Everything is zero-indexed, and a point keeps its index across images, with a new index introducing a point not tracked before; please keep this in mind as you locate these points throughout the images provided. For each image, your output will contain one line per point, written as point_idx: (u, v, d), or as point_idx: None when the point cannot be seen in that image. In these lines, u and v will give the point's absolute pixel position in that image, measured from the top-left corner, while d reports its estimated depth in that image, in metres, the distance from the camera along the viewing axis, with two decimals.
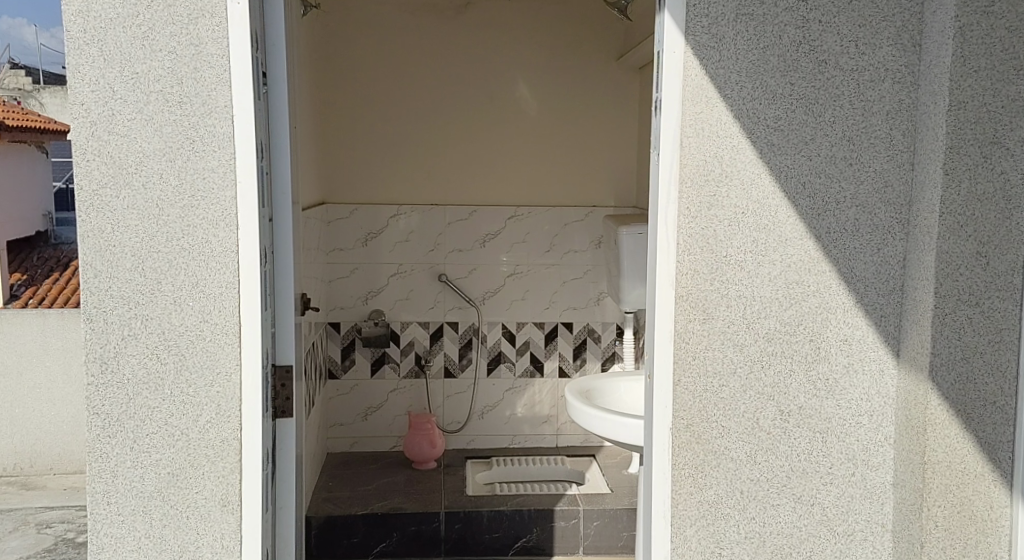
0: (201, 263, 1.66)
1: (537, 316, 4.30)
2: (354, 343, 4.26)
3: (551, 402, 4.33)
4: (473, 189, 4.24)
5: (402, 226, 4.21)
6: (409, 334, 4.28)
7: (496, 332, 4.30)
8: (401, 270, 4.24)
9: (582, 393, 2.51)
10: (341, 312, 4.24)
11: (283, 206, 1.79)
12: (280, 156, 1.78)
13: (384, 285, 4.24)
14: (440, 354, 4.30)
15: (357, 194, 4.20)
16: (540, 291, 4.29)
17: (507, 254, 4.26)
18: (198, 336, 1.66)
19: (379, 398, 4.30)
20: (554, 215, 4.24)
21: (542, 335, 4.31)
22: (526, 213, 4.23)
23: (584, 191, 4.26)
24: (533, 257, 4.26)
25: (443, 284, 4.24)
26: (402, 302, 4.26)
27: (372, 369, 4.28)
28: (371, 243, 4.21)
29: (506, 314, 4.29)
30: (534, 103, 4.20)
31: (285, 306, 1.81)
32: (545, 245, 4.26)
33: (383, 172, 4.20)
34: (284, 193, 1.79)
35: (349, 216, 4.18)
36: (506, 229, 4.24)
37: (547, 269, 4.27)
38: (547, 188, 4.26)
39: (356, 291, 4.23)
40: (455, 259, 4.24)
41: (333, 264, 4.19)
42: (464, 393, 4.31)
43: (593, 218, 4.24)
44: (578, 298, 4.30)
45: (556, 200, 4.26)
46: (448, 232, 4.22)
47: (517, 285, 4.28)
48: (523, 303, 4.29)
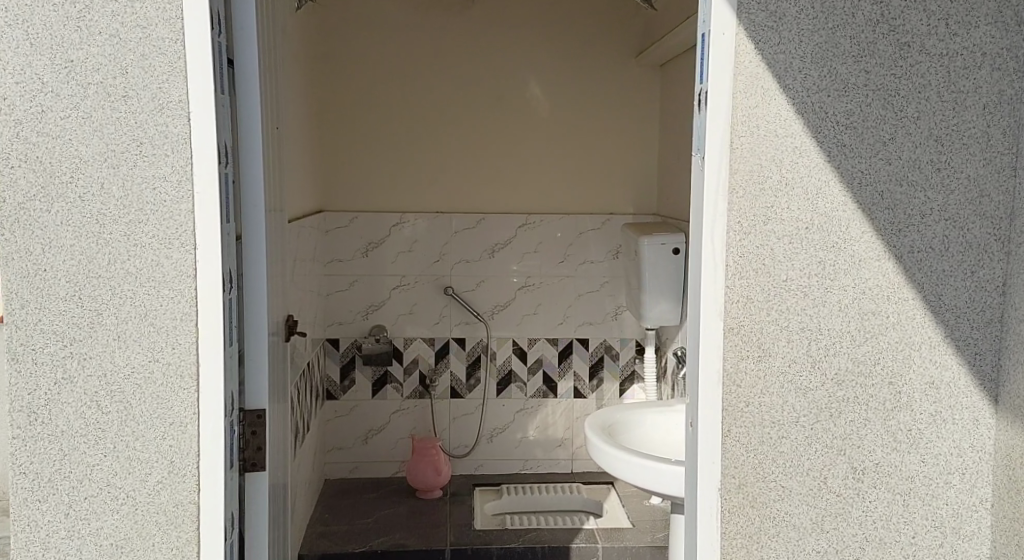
0: (151, 291, 1.38)
1: (549, 332, 4.01)
2: (354, 361, 3.98)
3: (565, 424, 4.04)
4: (481, 196, 3.95)
5: (405, 236, 3.93)
6: (413, 352, 4.00)
7: (505, 350, 4.01)
8: (404, 282, 3.95)
9: (603, 431, 2.23)
10: (340, 328, 3.96)
11: (253, 221, 1.52)
12: (251, 162, 1.51)
13: (386, 299, 3.96)
14: (446, 373, 4.01)
15: (357, 202, 3.92)
16: (553, 304, 4.00)
17: (517, 265, 3.97)
18: (147, 379, 1.39)
19: (380, 420, 4.02)
20: (568, 224, 3.95)
21: (555, 352, 4.02)
22: (538, 222, 3.94)
23: (600, 197, 3.97)
24: (546, 269, 3.98)
25: (449, 298, 3.96)
26: (405, 317, 3.98)
27: (373, 389, 4.00)
28: (372, 254, 3.93)
29: (517, 330, 4.00)
30: (546, 103, 3.91)
31: (257, 338, 1.54)
32: (559, 256, 3.97)
33: (385, 178, 3.92)
34: (255, 206, 1.51)
35: (348, 225, 3.90)
36: (517, 238, 3.95)
37: (561, 281, 3.98)
38: (560, 195, 3.97)
39: (356, 305, 3.95)
40: (462, 271, 3.96)
41: (331, 276, 3.91)
42: (472, 414, 4.02)
43: (610, 226, 3.95)
44: (594, 313, 4.00)
45: (569, 208, 3.97)
46: (455, 242, 3.94)
47: (529, 298, 3.99)
48: (535, 318, 4.00)
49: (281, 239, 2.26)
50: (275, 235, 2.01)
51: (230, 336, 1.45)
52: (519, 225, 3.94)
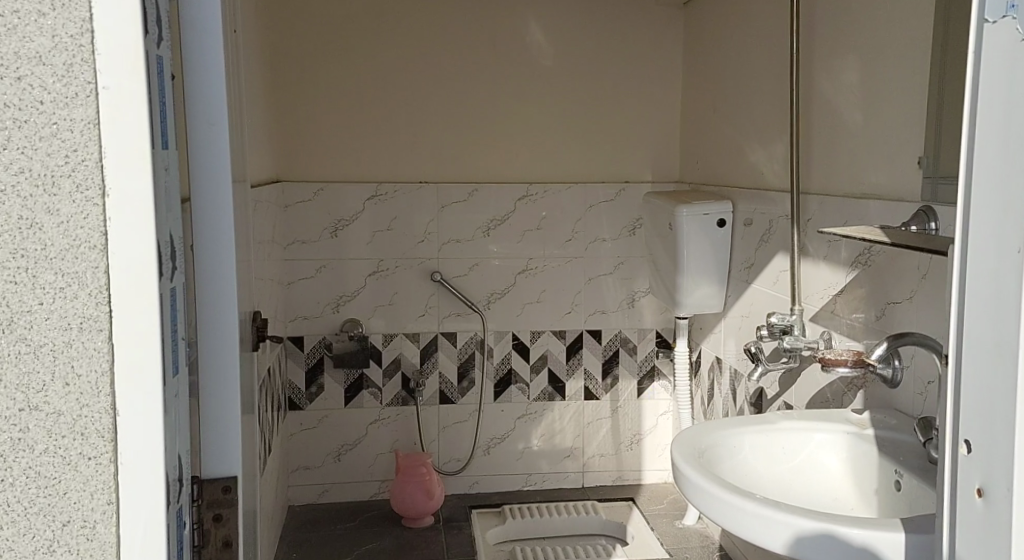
0: (18, 276, 0.74)
1: (555, 324, 3.42)
2: (322, 363, 3.32)
3: (573, 432, 3.43)
4: (472, 163, 3.33)
5: (382, 212, 3.29)
6: (394, 350, 3.36)
7: (505, 345, 3.40)
8: (381, 267, 3.32)
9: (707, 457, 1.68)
10: (305, 323, 3.30)
11: (211, 156, 0.88)
12: (208, 55, 0.87)
13: (361, 288, 3.32)
14: (434, 375, 3.38)
15: (322, 171, 3.26)
16: (559, 291, 3.40)
17: (515, 245, 3.37)
18: (14, 444, 0.75)
19: (356, 432, 3.36)
20: (575, 196, 3.36)
21: (562, 346, 3.42)
22: (539, 193, 3.35)
23: (612, 163, 3.38)
24: (551, 250, 3.38)
25: (436, 285, 3.34)
26: (383, 310, 3.34)
27: (347, 396, 3.34)
28: (342, 235, 3.29)
29: (516, 322, 3.40)
30: (549, 53, 3.29)
31: (223, 357, 0.90)
32: (564, 233, 3.38)
33: (356, 143, 3.27)
34: (216, 130, 0.88)
35: (313, 199, 3.25)
36: (515, 213, 3.35)
37: (568, 264, 3.40)
38: (565, 162, 3.36)
39: (324, 295, 3.30)
40: (451, 252, 3.34)
41: (293, 261, 3.27)
42: (465, 422, 3.40)
43: (624, 198, 3.38)
44: (608, 300, 3.42)
45: (577, 176, 3.37)
46: (441, 219, 3.32)
47: (531, 284, 3.39)
48: (538, 307, 3.41)
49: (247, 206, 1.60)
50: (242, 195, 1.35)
51: (176, 358, 0.81)
52: (518, 198, 3.35)
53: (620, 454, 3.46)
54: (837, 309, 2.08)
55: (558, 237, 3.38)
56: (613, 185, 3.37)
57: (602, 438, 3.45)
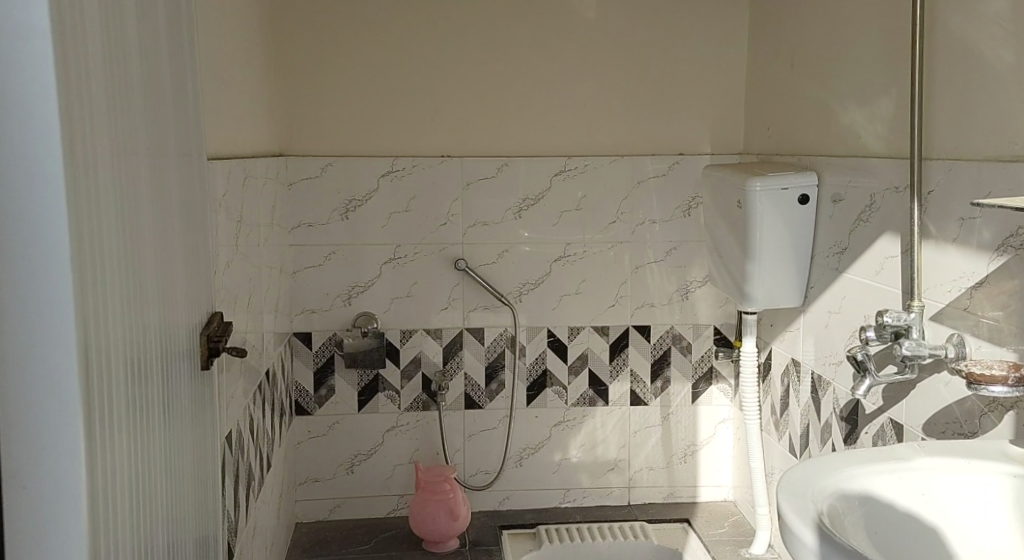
0: None
1: (598, 318, 2.98)
2: (332, 363, 2.91)
3: (618, 442, 3.00)
4: (501, 135, 2.90)
5: (398, 191, 2.88)
6: (414, 349, 2.95)
7: (540, 342, 2.98)
8: (399, 253, 2.91)
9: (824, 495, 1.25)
10: (313, 318, 2.90)
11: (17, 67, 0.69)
12: None
13: (374, 277, 2.91)
14: (459, 376, 2.97)
15: (330, 143, 2.86)
16: (601, 281, 2.96)
17: (551, 229, 2.94)
18: None
19: (370, 442, 2.96)
20: (619, 171, 2.92)
21: (605, 344, 2.98)
22: (578, 167, 2.91)
23: (665, 133, 2.93)
24: (592, 234, 2.94)
25: (462, 274, 2.92)
26: (401, 302, 2.93)
27: (360, 401, 2.94)
28: (354, 217, 2.88)
29: (552, 317, 2.97)
30: (591, 4, 2.85)
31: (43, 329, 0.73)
32: (607, 215, 2.94)
33: (368, 112, 2.86)
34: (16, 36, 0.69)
35: (320, 176, 2.86)
36: (550, 192, 2.92)
37: (612, 250, 2.95)
38: (608, 132, 2.92)
39: (334, 286, 2.90)
40: (477, 236, 2.92)
41: (298, 247, 2.87)
42: (495, 430, 2.98)
43: (677, 173, 2.93)
44: (658, 291, 2.97)
45: (622, 147, 2.93)
46: (466, 197, 2.90)
47: (568, 273, 2.96)
48: (578, 299, 2.97)
49: (189, 181, 1.20)
50: (163, 163, 1.05)
51: None
52: (553, 173, 2.91)
53: (672, 468, 3.02)
54: (974, 307, 1.62)
55: (600, 220, 2.94)
56: (665, 158, 2.92)
57: (651, 450, 3.01)
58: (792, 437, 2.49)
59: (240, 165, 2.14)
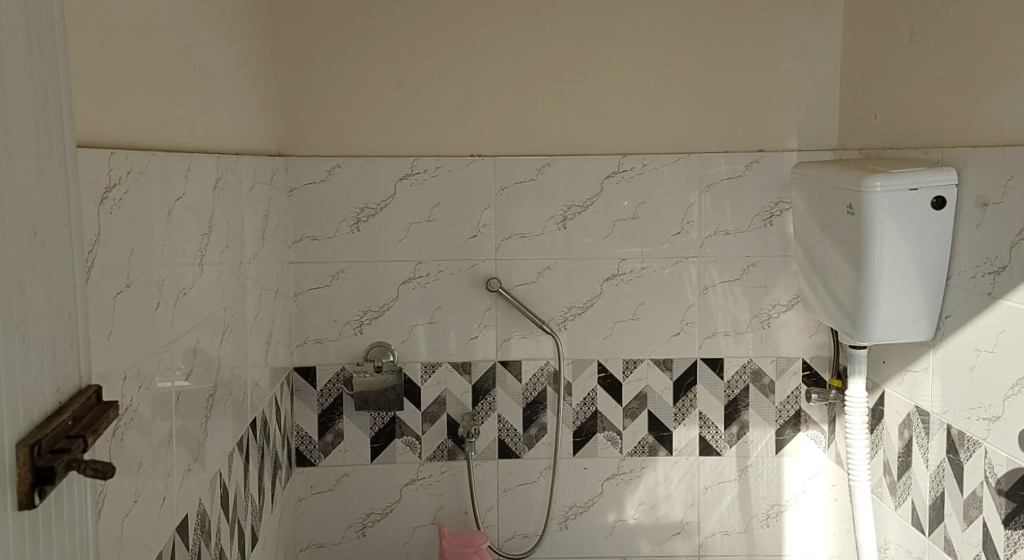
0: None
1: (659, 350, 2.47)
2: (340, 404, 2.43)
3: (685, 500, 2.49)
4: (544, 128, 2.43)
5: (419, 197, 2.42)
6: (438, 387, 2.46)
7: (589, 379, 2.47)
8: (420, 272, 2.43)
9: None
10: (318, 350, 2.42)
11: None
12: None
13: (391, 300, 2.44)
14: (492, 420, 2.48)
15: (338, 140, 2.40)
16: (663, 305, 2.46)
17: (601, 242, 2.45)
18: None
19: (386, 499, 2.47)
20: (685, 171, 2.43)
21: (668, 382, 2.48)
22: (635, 167, 2.43)
23: (739, 128, 2.43)
24: (651, 247, 2.45)
25: (496, 297, 2.44)
26: (422, 330, 2.45)
27: (373, 449, 2.45)
28: (367, 229, 2.41)
29: (604, 348, 2.47)
30: None
31: None
32: (669, 225, 2.44)
33: (384, 102, 2.40)
34: None
35: (326, 180, 2.39)
36: (602, 197, 2.43)
37: (675, 267, 2.45)
38: (670, 125, 2.44)
39: (342, 312, 2.43)
40: (514, 251, 2.44)
41: (301, 264, 2.40)
42: (535, 484, 2.49)
43: (755, 174, 2.42)
44: (732, 317, 2.46)
45: (688, 143, 2.44)
46: (501, 205, 2.43)
47: (623, 295, 2.46)
48: (635, 326, 2.47)
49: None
50: None
51: None
52: (604, 175, 2.43)
53: (751, 533, 2.51)
54: None
55: (661, 231, 2.45)
56: (740, 158, 2.42)
57: (725, 511, 2.50)
58: (916, 503, 1.99)
59: (215, 157, 1.67)
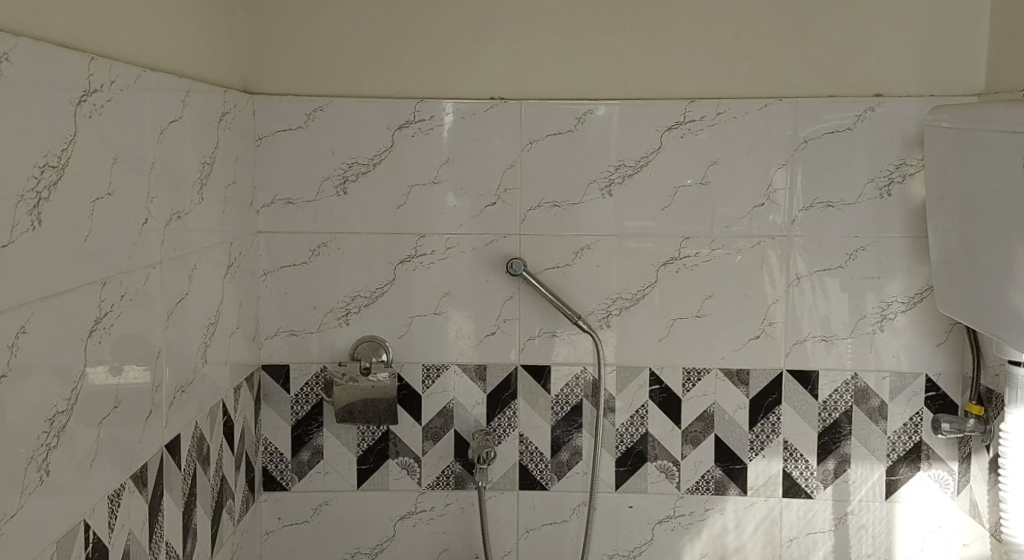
0: None
1: (730, 356, 1.90)
2: (318, 414, 1.91)
3: (762, 554, 1.92)
4: (586, 65, 1.88)
5: (424, 152, 1.89)
6: (444, 396, 1.94)
7: (638, 391, 1.92)
8: (424, 248, 1.91)
9: None
10: (292, 344, 1.91)
11: None
12: None
13: (386, 283, 1.91)
14: (513, 441, 1.94)
15: (322, 74, 1.88)
16: (737, 299, 1.90)
17: (655, 215, 1.90)
18: None
19: (375, 536, 1.94)
20: (771, 124, 1.86)
21: (743, 399, 1.90)
22: (705, 118, 1.87)
23: (843, 69, 1.85)
24: (721, 224, 1.89)
25: (521, 284, 1.91)
26: (424, 322, 1.93)
27: (360, 472, 1.93)
28: (357, 190, 1.89)
29: (659, 353, 1.92)
30: None
31: None
32: (746, 195, 1.88)
33: (381, 28, 1.88)
34: None
35: (306, 127, 1.87)
36: (659, 156, 1.88)
37: (752, 252, 1.89)
38: (752, 61, 1.86)
39: (324, 296, 1.91)
40: (544, 224, 1.91)
41: (272, 235, 1.89)
42: (565, 524, 1.94)
43: (867, 127, 1.84)
44: (827, 317, 1.88)
45: (776, 87, 1.86)
46: (528, 163, 1.90)
47: (683, 286, 1.90)
48: (699, 326, 1.91)
49: None
50: None
51: None
52: (662, 127, 1.88)
53: None
54: None
55: (735, 203, 1.88)
56: (843, 108, 1.84)
57: None
58: None
59: (85, 53, 1.11)
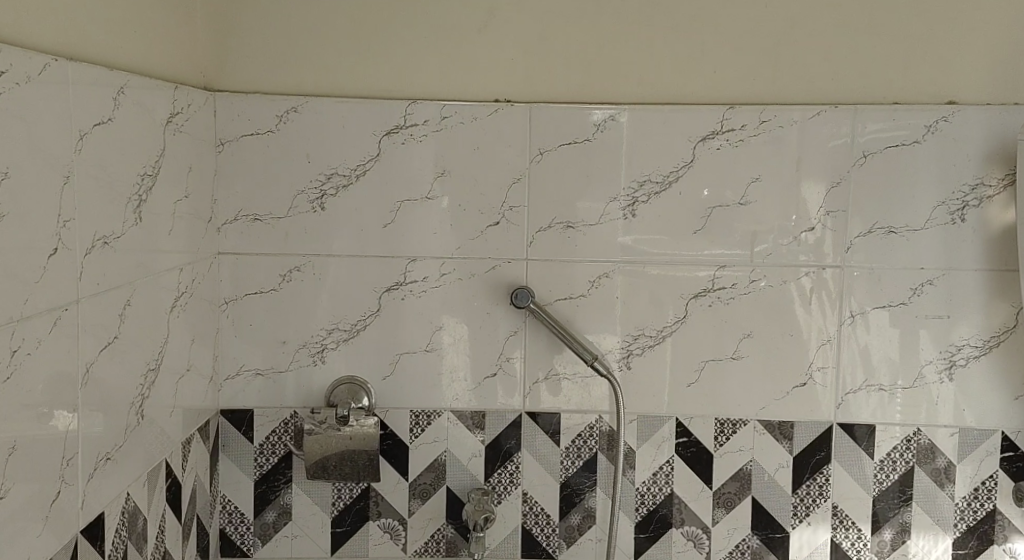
0: None
1: (771, 405, 1.64)
2: (286, 467, 1.63)
3: None
4: (608, 63, 1.61)
5: (417, 162, 1.61)
6: (435, 448, 1.66)
7: (662, 445, 1.65)
8: (415, 274, 1.63)
9: None
10: (257, 385, 1.63)
11: None
12: None
13: (370, 315, 1.64)
14: (516, 500, 1.67)
15: (297, 67, 1.59)
16: (780, 339, 1.64)
17: (685, 240, 1.63)
18: None
19: None
20: (823, 135, 1.59)
21: (785, 457, 1.64)
22: (746, 127, 1.60)
23: (908, 73, 1.59)
24: (762, 251, 1.63)
25: (530, 318, 1.64)
26: (414, 360, 1.65)
27: (335, 536, 1.65)
28: (337, 206, 1.61)
29: (689, 400, 1.65)
30: None
31: None
32: (791, 218, 1.61)
33: (368, 15, 1.59)
34: None
35: (276, 131, 1.58)
36: (691, 171, 1.62)
37: (798, 285, 1.63)
38: (802, 62, 1.60)
39: (297, 329, 1.62)
40: (556, 248, 1.64)
41: (235, 257, 1.60)
42: None
43: (938, 141, 1.58)
44: (883, 361, 1.63)
45: (827, 92, 1.60)
46: (539, 177, 1.63)
47: (717, 323, 1.64)
48: (734, 370, 1.64)
49: None
50: None
51: None
52: (695, 137, 1.61)
53: None
54: None
55: (779, 226, 1.62)
56: (908, 118, 1.58)
57: None
58: None
59: None
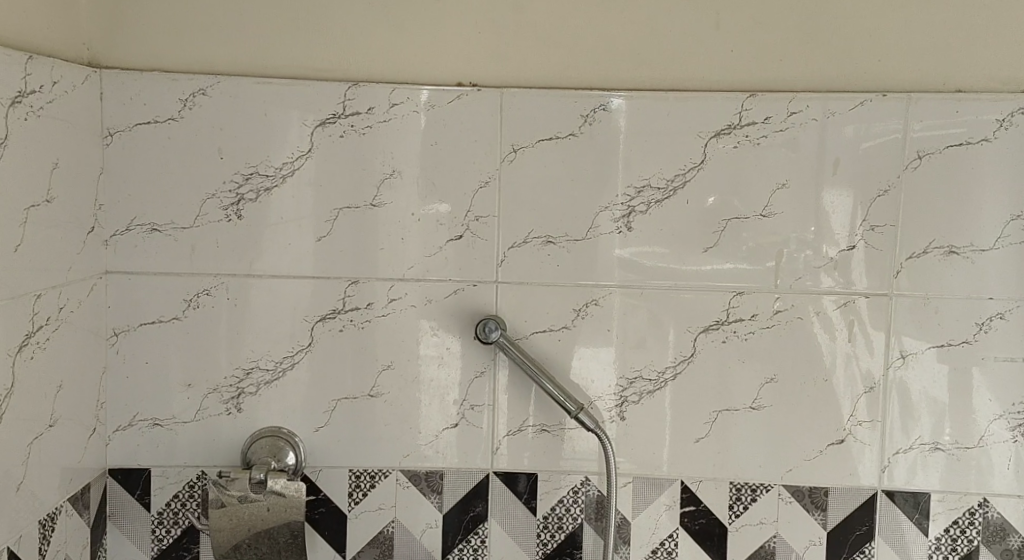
0: None
1: (799, 467, 1.32)
2: (191, 540, 1.31)
3: None
4: (598, 40, 1.30)
5: (359, 160, 1.29)
6: (382, 518, 1.34)
7: (663, 515, 1.34)
8: (357, 301, 1.31)
9: None
10: (155, 438, 1.30)
11: None
12: None
13: (300, 351, 1.31)
14: None
15: (206, 40, 1.26)
16: (810, 385, 1.31)
17: (693, 259, 1.31)
18: None
19: None
20: (865, 133, 1.28)
21: (816, 531, 1.33)
22: (771, 120, 1.28)
23: (972, 55, 1.27)
24: (789, 275, 1.30)
25: (502, 357, 1.32)
26: (354, 408, 1.32)
27: None
28: (258, 214, 1.28)
29: (698, 460, 1.33)
30: None
31: None
32: (827, 234, 1.29)
33: None
34: None
35: (179, 120, 1.25)
36: (702, 174, 1.30)
37: (836, 317, 1.30)
38: (839, 41, 1.28)
39: (206, 369, 1.30)
40: (533, 269, 1.32)
41: (129, 278, 1.27)
42: None
43: (1011, 140, 1.26)
44: (941, 413, 1.30)
45: (871, 79, 1.28)
46: (511, 182, 1.30)
47: (733, 363, 1.32)
48: (754, 423, 1.32)
49: None
50: None
51: None
52: (707, 131, 1.29)
53: None
54: None
55: (811, 245, 1.30)
56: (973, 111, 1.26)
57: None
58: None
59: None
